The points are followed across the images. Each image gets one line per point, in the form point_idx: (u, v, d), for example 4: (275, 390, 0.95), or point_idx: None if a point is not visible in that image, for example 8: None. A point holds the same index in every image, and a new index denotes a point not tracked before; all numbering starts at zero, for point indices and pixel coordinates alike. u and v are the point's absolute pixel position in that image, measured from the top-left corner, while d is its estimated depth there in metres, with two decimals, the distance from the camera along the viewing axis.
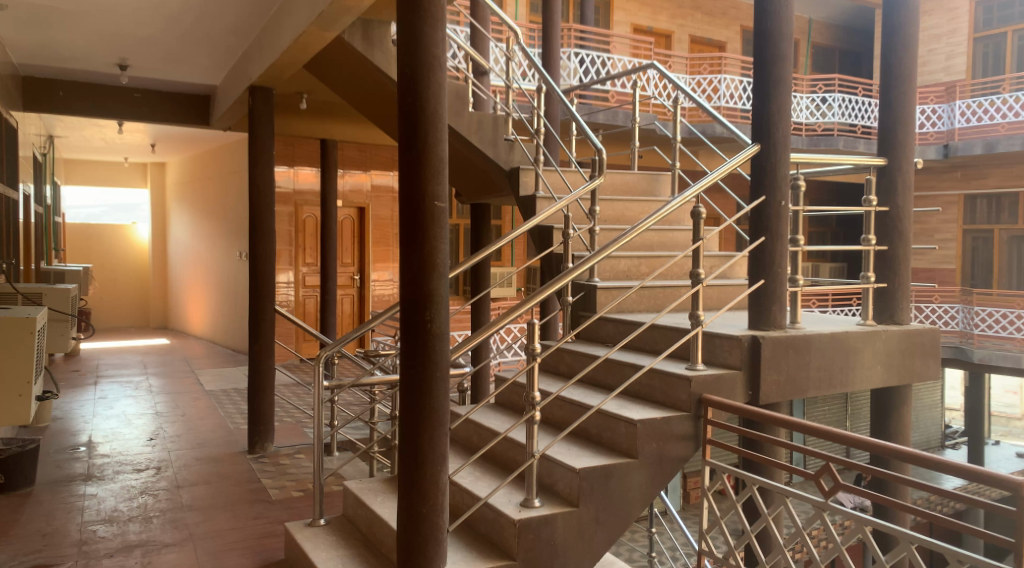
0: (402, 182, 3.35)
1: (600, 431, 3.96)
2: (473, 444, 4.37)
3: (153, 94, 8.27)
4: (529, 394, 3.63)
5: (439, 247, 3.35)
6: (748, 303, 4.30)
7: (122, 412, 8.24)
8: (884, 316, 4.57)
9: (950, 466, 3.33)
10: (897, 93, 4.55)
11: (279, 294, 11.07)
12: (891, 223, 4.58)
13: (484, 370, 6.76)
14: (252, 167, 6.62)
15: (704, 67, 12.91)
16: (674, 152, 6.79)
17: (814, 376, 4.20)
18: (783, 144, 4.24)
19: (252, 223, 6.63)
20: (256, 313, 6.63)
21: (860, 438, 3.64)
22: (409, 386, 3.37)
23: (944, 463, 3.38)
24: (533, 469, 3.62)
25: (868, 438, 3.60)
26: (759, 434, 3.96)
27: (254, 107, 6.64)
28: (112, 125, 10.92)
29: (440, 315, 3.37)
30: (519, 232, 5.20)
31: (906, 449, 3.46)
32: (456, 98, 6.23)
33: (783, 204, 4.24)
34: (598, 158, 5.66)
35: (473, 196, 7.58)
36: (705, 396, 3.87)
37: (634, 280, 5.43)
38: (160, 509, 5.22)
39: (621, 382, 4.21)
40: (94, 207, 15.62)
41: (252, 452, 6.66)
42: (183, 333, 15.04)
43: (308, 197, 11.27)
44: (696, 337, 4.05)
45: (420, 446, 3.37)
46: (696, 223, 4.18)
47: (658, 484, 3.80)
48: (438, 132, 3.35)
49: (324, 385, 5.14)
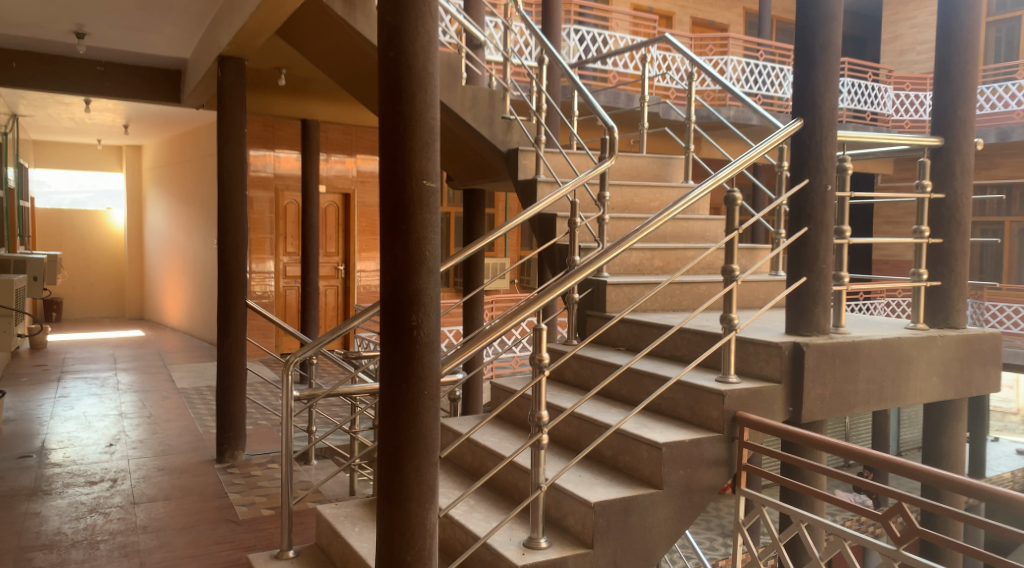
0: (382, 156, 2.74)
1: (617, 454, 3.37)
2: (469, 467, 3.80)
3: (117, 66, 7.60)
4: (536, 412, 3.03)
5: (429, 237, 2.75)
6: (786, 305, 3.71)
7: (82, 412, 7.60)
8: (938, 318, 4.00)
9: (989, 492, 2.87)
10: (957, 64, 3.97)
11: (257, 285, 10.41)
12: (947, 213, 3.99)
13: (477, 377, 6.17)
14: (220, 146, 5.98)
15: (708, 48, 12.26)
16: (687, 134, 6.20)
17: (863, 390, 3.63)
18: (831, 120, 3.64)
19: (222, 209, 6.00)
20: (225, 308, 6.00)
21: (887, 459, 3.17)
22: (389, 407, 2.77)
23: (965, 484, 2.94)
24: (539, 502, 3.03)
25: (899, 460, 3.12)
26: (799, 460, 3.39)
27: (224, 81, 5.99)
28: (79, 102, 10.21)
29: (429, 320, 2.76)
30: (517, 223, 4.43)
31: (942, 472, 2.98)
32: (449, 70, 5.59)
33: (829, 189, 3.64)
34: (608, 137, 5.02)
35: (467, 181, 6.93)
36: (741, 414, 3.29)
37: (647, 276, 4.88)
38: (110, 532, 4.59)
39: (642, 396, 3.64)
40: (77, 193, 14.88)
41: (221, 461, 6.04)
42: (159, 324, 14.43)
43: (289, 182, 10.62)
44: (729, 344, 3.46)
45: (406, 481, 2.77)
46: (730, 208, 3.59)
47: (685, 518, 3.23)
48: (427, 96, 2.72)
49: (296, 394, 4.47)
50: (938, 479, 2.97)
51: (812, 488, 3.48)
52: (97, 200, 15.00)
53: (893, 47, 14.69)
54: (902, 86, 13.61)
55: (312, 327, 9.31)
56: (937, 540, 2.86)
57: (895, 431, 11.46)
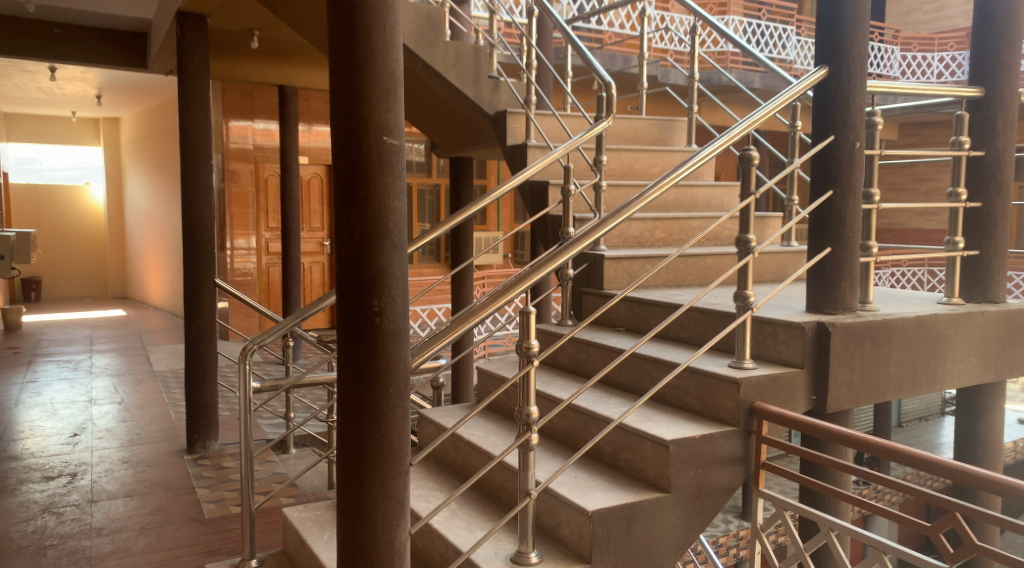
0: (332, 108, 2.28)
1: (617, 451, 2.96)
2: (452, 463, 3.40)
3: (75, 28, 7.03)
4: (525, 409, 2.61)
5: (393, 206, 2.30)
6: (808, 279, 3.28)
7: (50, 399, 7.16)
8: (974, 292, 3.57)
9: None
10: (1002, 4, 3.50)
11: (241, 262, 9.94)
12: (988, 173, 3.54)
13: (466, 361, 5.75)
14: (182, 112, 5.48)
15: (708, 8, 11.71)
16: (690, 95, 5.74)
17: (895, 374, 3.20)
18: (861, 66, 3.17)
19: (186, 181, 5.50)
20: (191, 287, 5.55)
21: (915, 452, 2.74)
22: (348, 408, 2.34)
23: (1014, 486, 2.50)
24: (528, 511, 2.62)
25: (939, 459, 2.67)
26: (823, 458, 2.98)
27: (184, 40, 5.47)
28: (44, 71, 9.64)
29: (394, 303, 2.32)
30: (507, 188, 3.96)
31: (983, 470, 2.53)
32: (429, 23, 5.05)
33: (858, 147, 3.19)
34: (605, 95, 4.53)
35: (452, 149, 6.45)
36: (759, 405, 2.88)
37: (647, 249, 4.45)
38: (61, 536, 4.19)
39: (646, 384, 3.21)
40: (69, 169, 14.42)
41: (191, 452, 5.62)
42: (142, 304, 13.99)
43: (269, 153, 10.11)
44: (744, 325, 3.04)
45: (369, 495, 2.34)
46: (745, 168, 3.13)
47: (696, 524, 2.83)
48: (386, 34, 2.26)
49: (259, 384, 3.98)
50: (984, 482, 2.53)
51: (838, 489, 3.08)
52: (90, 176, 14.62)
53: (900, 6, 14.19)
54: (909, 48, 13.08)
55: (294, 305, 8.87)
56: (994, 555, 2.37)
57: (896, 402, 11.09)
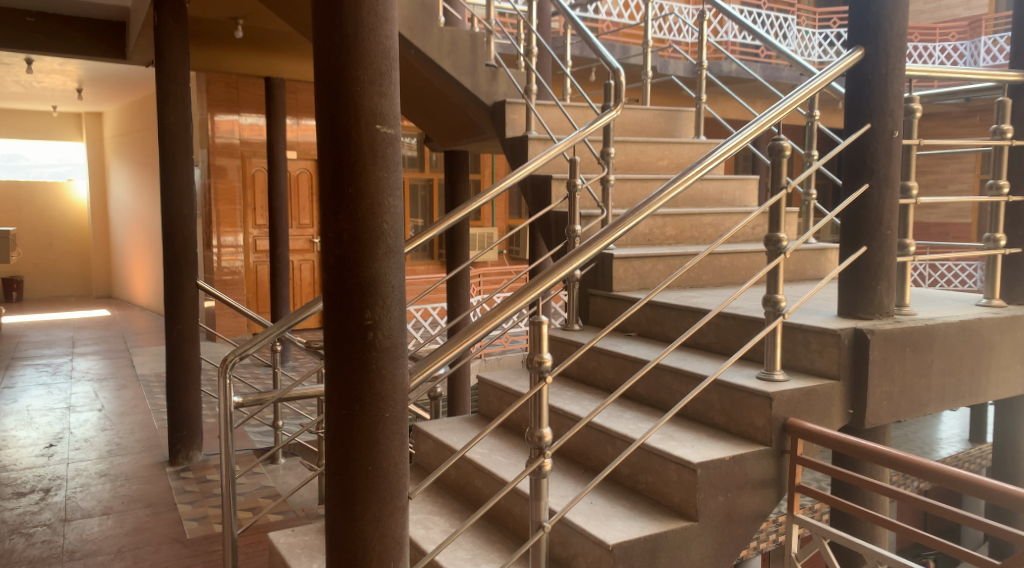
0: (317, 91, 1.98)
1: (637, 473, 2.68)
2: (455, 484, 3.16)
3: (51, 17, 6.70)
4: (536, 431, 2.31)
5: (389, 204, 2.01)
6: (841, 281, 3.01)
7: (27, 406, 6.84)
8: (1016, 293, 3.30)
9: None
10: None
11: (227, 260, 9.61)
12: None
13: (463, 373, 5.49)
14: (160, 103, 5.16)
15: None
16: (698, 84, 5.45)
17: (937, 385, 2.93)
18: (900, 48, 2.90)
19: (165, 177, 5.19)
20: (172, 290, 5.22)
21: (936, 467, 2.41)
22: (338, 434, 2.04)
23: None
24: (542, 545, 2.34)
25: (965, 474, 2.35)
26: (856, 478, 2.66)
27: (161, 25, 5.13)
28: (21, 63, 9.27)
29: (389, 314, 2.03)
30: (510, 182, 3.66)
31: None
32: (424, 7, 4.73)
33: (896, 136, 2.91)
34: (612, 82, 4.22)
35: (446, 141, 6.13)
36: (794, 421, 2.60)
37: (658, 247, 4.18)
38: (29, 561, 3.87)
39: (668, 399, 2.94)
40: (57, 165, 14.19)
41: (174, 464, 5.32)
42: (127, 303, 13.65)
43: (256, 148, 9.75)
44: (775, 333, 2.75)
45: (362, 535, 2.05)
46: (776, 161, 2.85)
47: (725, 555, 2.56)
48: (378, 8, 1.97)
49: (241, 399, 3.51)
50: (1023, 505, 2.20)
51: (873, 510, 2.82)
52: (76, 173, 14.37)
53: None
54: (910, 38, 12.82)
55: (282, 305, 8.51)
56: None
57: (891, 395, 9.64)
